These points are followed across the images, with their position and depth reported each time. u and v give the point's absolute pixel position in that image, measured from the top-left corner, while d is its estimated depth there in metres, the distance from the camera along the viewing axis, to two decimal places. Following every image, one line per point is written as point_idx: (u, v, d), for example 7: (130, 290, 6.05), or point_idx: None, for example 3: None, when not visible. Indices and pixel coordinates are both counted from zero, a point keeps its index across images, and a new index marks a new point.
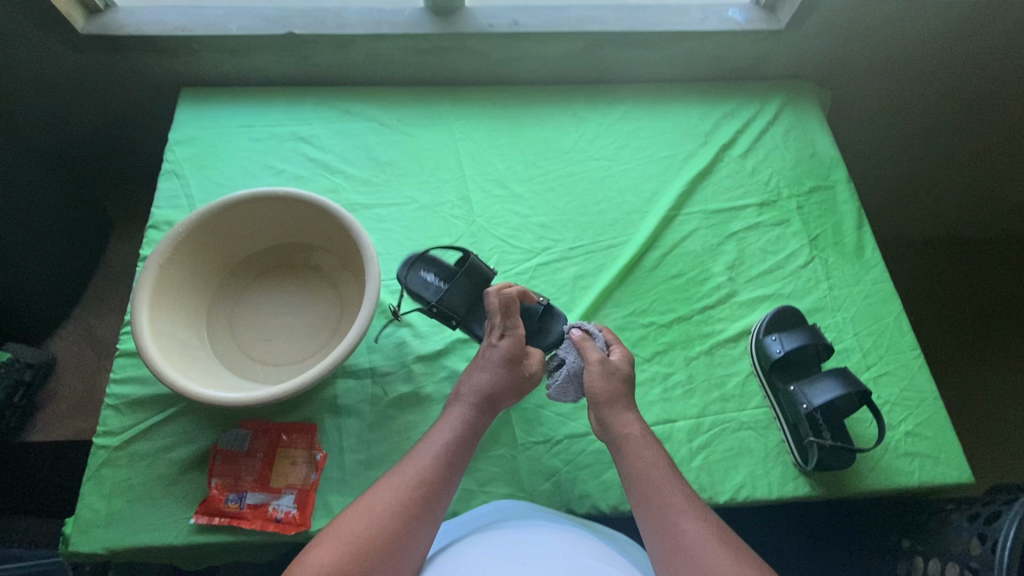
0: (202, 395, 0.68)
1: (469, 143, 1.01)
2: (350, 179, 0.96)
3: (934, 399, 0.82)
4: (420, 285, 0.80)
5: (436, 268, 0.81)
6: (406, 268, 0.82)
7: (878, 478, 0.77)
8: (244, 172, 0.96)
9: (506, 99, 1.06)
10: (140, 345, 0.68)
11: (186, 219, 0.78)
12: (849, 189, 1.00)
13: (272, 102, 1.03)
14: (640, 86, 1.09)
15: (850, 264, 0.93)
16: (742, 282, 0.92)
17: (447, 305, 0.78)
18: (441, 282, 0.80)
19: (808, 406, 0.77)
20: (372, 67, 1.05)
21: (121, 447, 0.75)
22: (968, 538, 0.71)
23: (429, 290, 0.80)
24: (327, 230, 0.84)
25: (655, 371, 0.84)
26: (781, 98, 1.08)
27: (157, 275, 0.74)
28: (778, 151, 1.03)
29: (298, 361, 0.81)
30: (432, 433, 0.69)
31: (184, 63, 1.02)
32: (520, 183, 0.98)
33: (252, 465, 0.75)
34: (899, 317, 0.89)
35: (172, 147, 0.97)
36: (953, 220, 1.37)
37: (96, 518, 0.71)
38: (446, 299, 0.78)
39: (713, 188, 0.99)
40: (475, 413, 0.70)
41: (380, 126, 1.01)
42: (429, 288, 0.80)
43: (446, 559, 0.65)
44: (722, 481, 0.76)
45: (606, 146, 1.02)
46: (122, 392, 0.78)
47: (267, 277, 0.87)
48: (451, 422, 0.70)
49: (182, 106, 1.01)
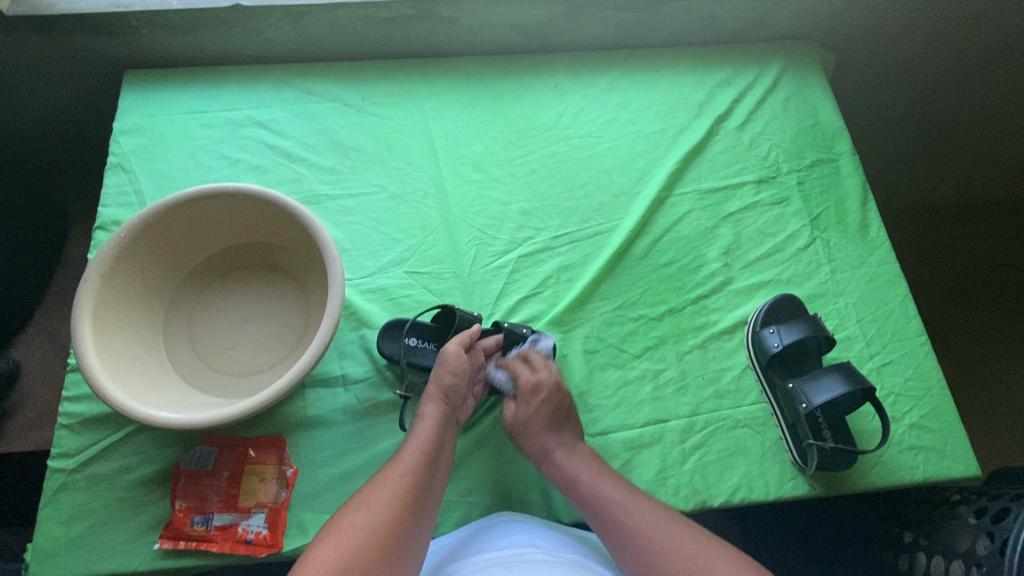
0: (155, 419, 0.62)
1: (442, 123, 0.92)
2: (313, 167, 0.88)
3: (940, 388, 0.78)
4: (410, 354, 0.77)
5: (418, 330, 0.79)
6: (388, 340, 0.78)
7: (881, 475, 0.73)
8: (197, 163, 0.88)
9: (482, 71, 0.97)
10: (83, 367, 0.62)
11: (128, 222, 0.70)
12: (853, 162, 0.93)
13: (225, 82, 0.93)
14: (627, 53, 1.00)
15: (853, 245, 0.87)
16: (738, 268, 0.86)
17: None
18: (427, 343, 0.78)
19: (808, 406, 0.73)
20: (332, 40, 0.96)
21: (77, 470, 0.70)
22: (973, 537, 0.67)
23: (423, 356, 0.78)
24: (288, 228, 0.77)
25: (646, 368, 0.79)
26: (781, 62, 1.00)
27: (98, 287, 0.67)
28: (778, 121, 0.95)
29: (263, 371, 0.76)
30: (412, 438, 0.66)
31: (124, 42, 0.92)
32: (498, 166, 0.90)
33: (218, 485, 0.71)
34: (904, 300, 0.83)
35: (116, 137, 0.88)
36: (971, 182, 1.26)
37: (53, 547, 0.67)
38: None
39: (708, 165, 0.92)
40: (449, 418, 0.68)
41: (343, 106, 0.93)
42: (422, 353, 0.78)
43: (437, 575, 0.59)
44: (718, 484, 0.72)
45: (592, 121, 0.94)
46: (75, 411, 0.72)
47: (226, 280, 0.81)
48: (423, 429, 0.67)
49: (126, 90, 0.92)
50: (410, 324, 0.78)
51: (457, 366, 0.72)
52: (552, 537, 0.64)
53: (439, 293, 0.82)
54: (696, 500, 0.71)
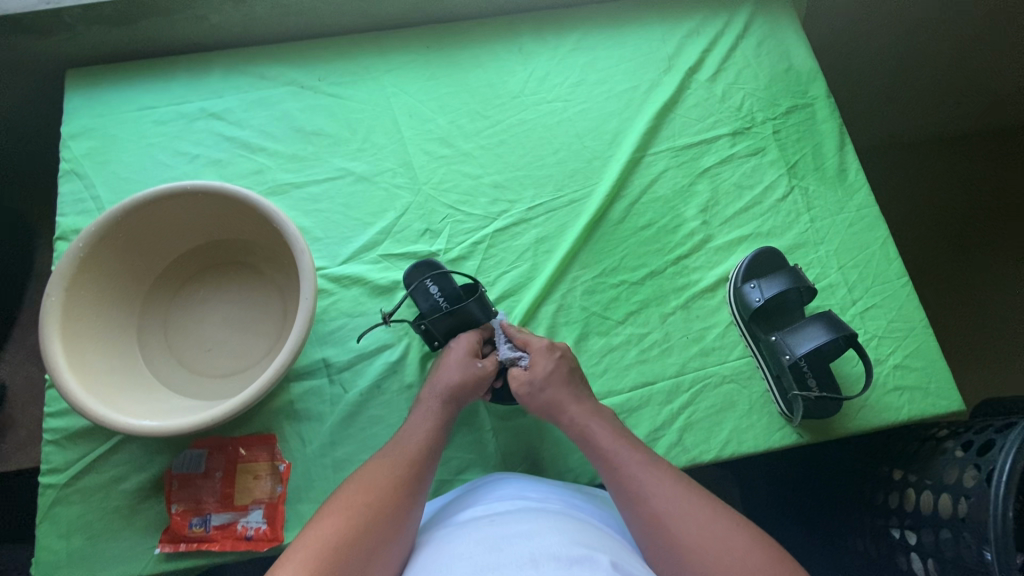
0: (138, 428, 0.62)
1: (405, 99, 0.89)
2: (275, 156, 0.85)
3: (923, 327, 0.78)
4: (421, 293, 0.73)
5: (444, 282, 0.73)
6: (417, 270, 0.74)
7: (867, 417, 0.74)
8: (154, 162, 0.84)
9: (441, 40, 0.93)
10: (59, 384, 0.61)
11: (85, 231, 0.67)
12: (829, 105, 0.90)
13: (173, 74, 0.89)
14: (592, 9, 0.96)
15: (832, 190, 0.86)
16: (717, 225, 0.85)
17: (434, 330, 0.73)
18: (443, 299, 0.73)
19: (791, 356, 0.73)
20: (281, 21, 0.91)
21: (70, 483, 0.70)
22: (961, 469, 0.67)
23: (428, 302, 0.73)
24: (254, 221, 0.75)
25: (630, 333, 0.78)
26: (751, 6, 0.96)
27: (62, 301, 0.65)
28: (750, 69, 0.92)
29: (245, 370, 0.75)
30: (419, 415, 0.67)
31: (59, 40, 0.87)
32: (466, 139, 0.87)
33: (212, 486, 0.71)
34: (885, 243, 0.83)
35: (66, 142, 0.84)
36: (963, 112, 1.19)
37: (55, 560, 0.67)
38: (437, 325, 0.73)
39: (681, 121, 0.89)
40: (441, 406, 0.68)
41: (300, 89, 0.89)
42: (431, 304, 0.73)
43: (437, 534, 0.58)
44: (707, 440, 0.73)
45: (560, 85, 0.91)
46: (59, 425, 0.71)
47: (198, 281, 0.79)
48: (424, 420, 0.67)
49: (70, 91, 0.87)
50: (440, 273, 0.73)
51: (461, 364, 0.70)
52: (542, 489, 0.63)
53: None
54: (687, 458, 0.72)
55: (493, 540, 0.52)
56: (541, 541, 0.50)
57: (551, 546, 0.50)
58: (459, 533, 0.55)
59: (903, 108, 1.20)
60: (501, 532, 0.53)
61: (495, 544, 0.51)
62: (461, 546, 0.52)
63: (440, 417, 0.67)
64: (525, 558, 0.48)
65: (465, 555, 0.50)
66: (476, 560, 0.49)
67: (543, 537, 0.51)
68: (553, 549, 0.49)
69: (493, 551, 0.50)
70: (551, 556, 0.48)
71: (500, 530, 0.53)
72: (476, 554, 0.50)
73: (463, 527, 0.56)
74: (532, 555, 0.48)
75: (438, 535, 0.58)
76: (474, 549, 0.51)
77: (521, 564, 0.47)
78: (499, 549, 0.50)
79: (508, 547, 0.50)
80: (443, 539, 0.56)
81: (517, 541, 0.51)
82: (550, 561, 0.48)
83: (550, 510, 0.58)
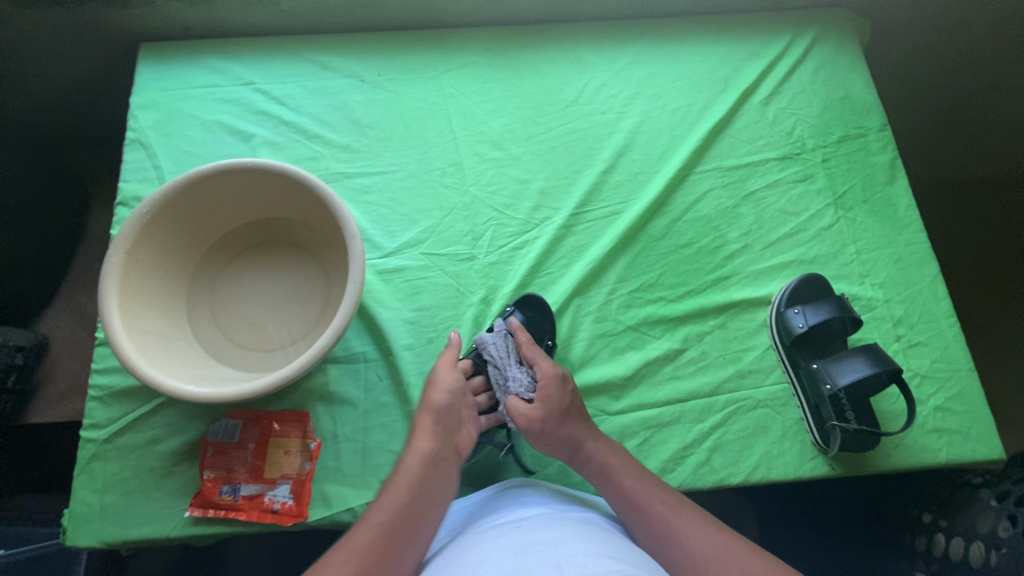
0: (185, 392, 0.63)
1: (460, 99, 0.90)
2: (330, 145, 0.87)
3: (968, 371, 0.77)
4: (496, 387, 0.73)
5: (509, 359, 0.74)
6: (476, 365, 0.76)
7: (902, 457, 0.72)
8: (215, 137, 0.87)
9: (501, 44, 0.94)
10: (113, 341, 0.63)
11: (151, 197, 0.70)
12: (885, 138, 0.89)
13: (239, 56, 0.92)
14: (651, 23, 0.97)
15: (882, 224, 0.85)
16: (760, 249, 0.84)
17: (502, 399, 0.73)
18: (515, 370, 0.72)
19: (833, 387, 0.72)
20: (348, 12, 0.93)
21: (109, 440, 0.72)
22: (996, 519, 0.66)
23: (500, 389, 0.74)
24: (307, 204, 0.77)
25: (666, 348, 0.78)
26: (813, 32, 0.95)
27: (123, 262, 0.68)
28: (806, 94, 0.92)
29: (284, 347, 0.76)
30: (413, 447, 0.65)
31: (137, 15, 0.91)
32: (517, 143, 0.88)
33: (244, 457, 0.72)
34: (934, 281, 0.81)
35: (134, 112, 0.87)
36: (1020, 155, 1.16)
37: (88, 513, 0.69)
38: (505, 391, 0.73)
39: (730, 141, 0.89)
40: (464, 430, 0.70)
41: (360, 82, 0.91)
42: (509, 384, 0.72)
43: (459, 541, 0.59)
44: (736, 463, 0.72)
45: (614, 96, 0.91)
46: (105, 382, 0.74)
47: (246, 257, 0.81)
48: (418, 450, 0.65)
49: (142, 63, 0.90)
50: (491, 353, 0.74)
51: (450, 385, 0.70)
52: (566, 502, 0.64)
53: (457, 274, 0.81)
54: (714, 478, 0.72)
55: (520, 546, 0.52)
56: (568, 549, 0.50)
57: (577, 554, 0.50)
58: (486, 537, 0.55)
59: (965, 144, 1.16)
60: (527, 538, 0.53)
61: (520, 550, 0.51)
62: (487, 550, 0.52)
63: (433, 449, 0.65)
64: (551, 564, 0.48)
65: (491, 559, 0.50)
66: (503, 564, 0.49)
67: (568, 545, 0.51)
68: (579, 557, 0.49)
69: (519, 556, 0.50)
70: (577, 564, 0.48)
71: (525, 535, 0.54)
72: (502, 558, 0.50)
73: (490, 530, 0.57)
74: (559, 563, 0.48)
75: (452, 546, 0.58)
76: (499, 554, 0.51)
77: (546, 570, 0.47)
78: (526, 554, 0.50)
79: (534, 553, 0.50)
80: (468, 543, 0.56)
81: (543, 548, 0.51)
82: (575, 567, 0.48)
83: (575, 520, 0.58)
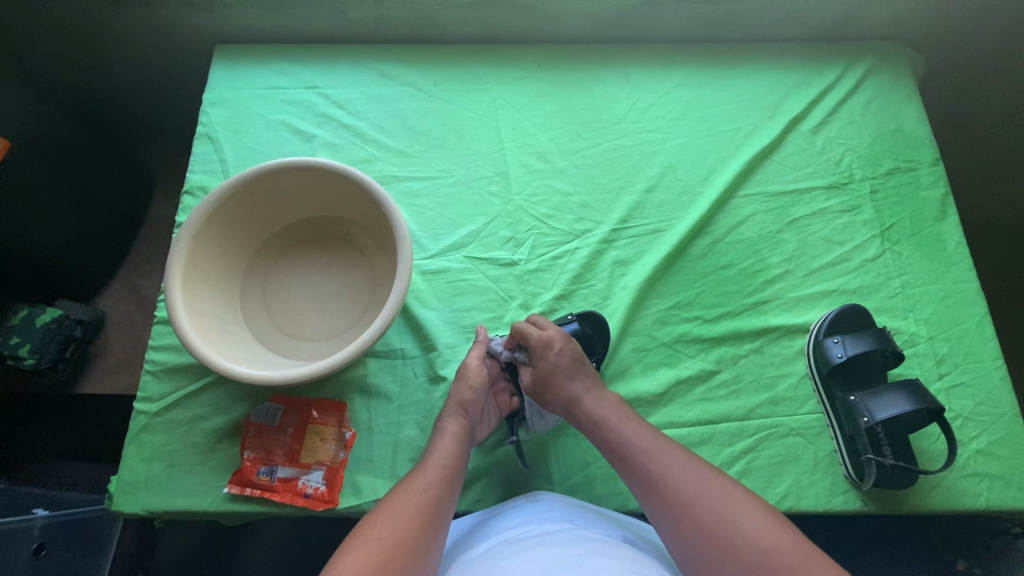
0: (236, 372, 0.67)
1: (511, 111, 0.93)
2: (384, 149, 0.91)
3: (1013, 417, 0.74)
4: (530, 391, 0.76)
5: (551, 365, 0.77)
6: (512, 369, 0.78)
7: (939, 498, 0.71)
8: (278, 136, 0.92)
9: (554, 61, 0.97)
10: (175, 321, 0.67)
11: (219, 189, 0.74)
12: (937, 173, 0.88)
13: (306, 61, 0.97)
14: (702, 47, 0.98)
15: (929, 259, 0.83)
16: (800, 276, 0.84)
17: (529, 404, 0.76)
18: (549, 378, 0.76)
19: (869, 420, 0.71)
20: (410, 24, 0.98)
21: (160, 413, 0.76)
22: None
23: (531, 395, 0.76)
24: (359, 203, 0.81)
25: (700, 368, 0.78)
26: (867, 63, 0.95)
27: (188, 248, 0.72)
28: (856, 124, 0.91)
29: (327, 338, 0.80)
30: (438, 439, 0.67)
31: (216, 18, 0.97)
32: (563, 156, 0.90)
33: (282, 440, 0.75)
34: (981, 321, 0.79)
35: (205, 108, 0.93)
36: None
37: (135, 481, 0.73)
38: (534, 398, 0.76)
39: (776, 167, 0.89)
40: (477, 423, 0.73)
41: (416, 91, 0.95)
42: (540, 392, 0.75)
43: (486, 550, 0.60)
44: (765, 489, 0.72)
45: (662, 116, 0.93)
46: (160, 358, 0.78)
47: (298, 250, 0.85)
48: (445, 442, 0.67)
49: (216, 64, 0.97)
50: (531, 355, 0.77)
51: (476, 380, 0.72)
52: (590, 518, 0.65)
53: (497, 280, 0.83)
54: None
55: (546, 561, 0.52)
56: (594, 567, 0.51)
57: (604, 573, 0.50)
58: (511, 551, 0.56)
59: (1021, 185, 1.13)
60: (553, 553, 0.54)
61: (547, 566, 0.52)
62: (514, 565, 0.53)
63: (457, 439, 0.68)
64: None
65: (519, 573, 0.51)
66: None
67: (595, 563, 0.52)
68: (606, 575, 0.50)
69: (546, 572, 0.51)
70: None
71: (551, 551, 0.54)
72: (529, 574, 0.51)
73: (516, 543, 0.58)
74: None
75: (477, 557, 0.59)
76: (527, 568, 0.52)
77: None
78: (552, 570, 0.51)
79: (561, 570, 0.51)
80: (494, 555, 0.57)
81: (569, 564, 0.51)
82: None
83: (598, 537, 0.59)
